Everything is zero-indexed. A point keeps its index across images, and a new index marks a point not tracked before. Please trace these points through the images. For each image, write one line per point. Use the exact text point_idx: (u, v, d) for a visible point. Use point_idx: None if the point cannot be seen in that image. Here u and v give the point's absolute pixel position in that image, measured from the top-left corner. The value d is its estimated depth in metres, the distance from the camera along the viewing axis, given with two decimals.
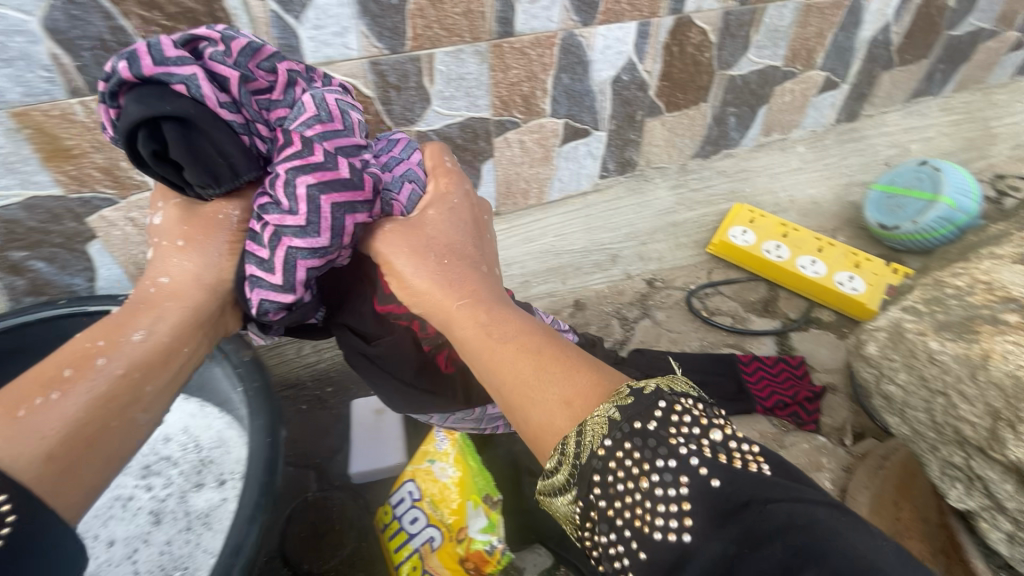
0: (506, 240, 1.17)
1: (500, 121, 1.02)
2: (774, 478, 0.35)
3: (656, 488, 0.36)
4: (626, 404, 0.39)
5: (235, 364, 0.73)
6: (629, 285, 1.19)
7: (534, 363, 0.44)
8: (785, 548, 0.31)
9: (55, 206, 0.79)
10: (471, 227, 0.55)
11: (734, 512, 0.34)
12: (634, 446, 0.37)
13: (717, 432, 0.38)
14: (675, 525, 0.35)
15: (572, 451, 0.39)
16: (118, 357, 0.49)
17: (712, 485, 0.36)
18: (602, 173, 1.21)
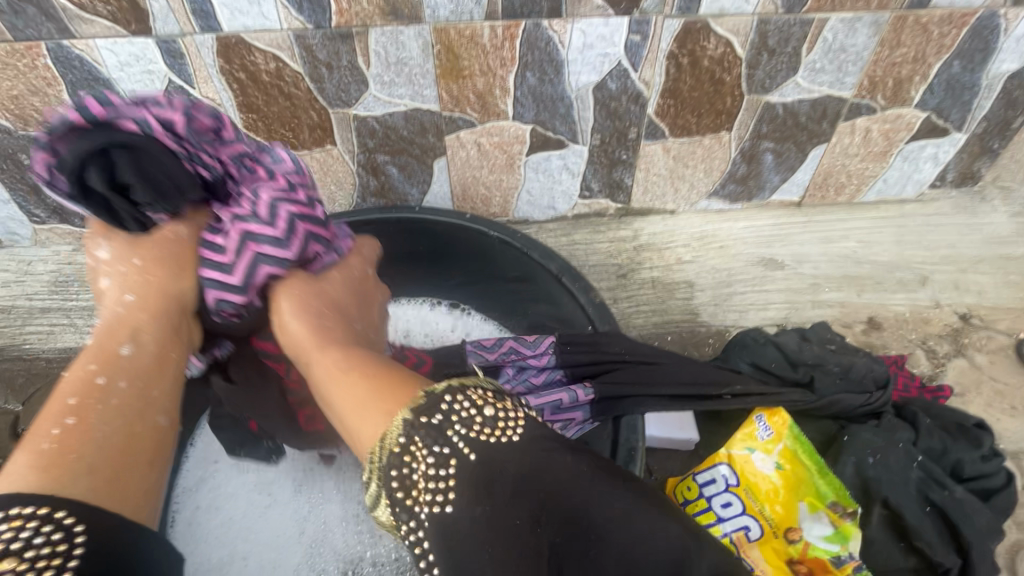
0: (803, 236, 1.07)
1: (856, 105, 0.91)
2: (515, 445, 0.46)
3: (432, 469, 0.46)
4: (417, 404, 0.48)
5: (586, 303, 0.76)
6: (939, 316, 1.02)
7: (366, 385, 0.52)
8: (530, 509, 0.43)
9: (428, 120, 0.90)
10: (357, 296, 0.69)
11: (485, 482, 0.45)
12: (419, 438, 0.47)
13: (490, 410, 0.47)
14: (442, 497, 0.46)
15: (378, 458, 0.48)
16: (116, 373, 0.51)
17: (470, 458, 0.46)
18: (935, 182, 1.06)
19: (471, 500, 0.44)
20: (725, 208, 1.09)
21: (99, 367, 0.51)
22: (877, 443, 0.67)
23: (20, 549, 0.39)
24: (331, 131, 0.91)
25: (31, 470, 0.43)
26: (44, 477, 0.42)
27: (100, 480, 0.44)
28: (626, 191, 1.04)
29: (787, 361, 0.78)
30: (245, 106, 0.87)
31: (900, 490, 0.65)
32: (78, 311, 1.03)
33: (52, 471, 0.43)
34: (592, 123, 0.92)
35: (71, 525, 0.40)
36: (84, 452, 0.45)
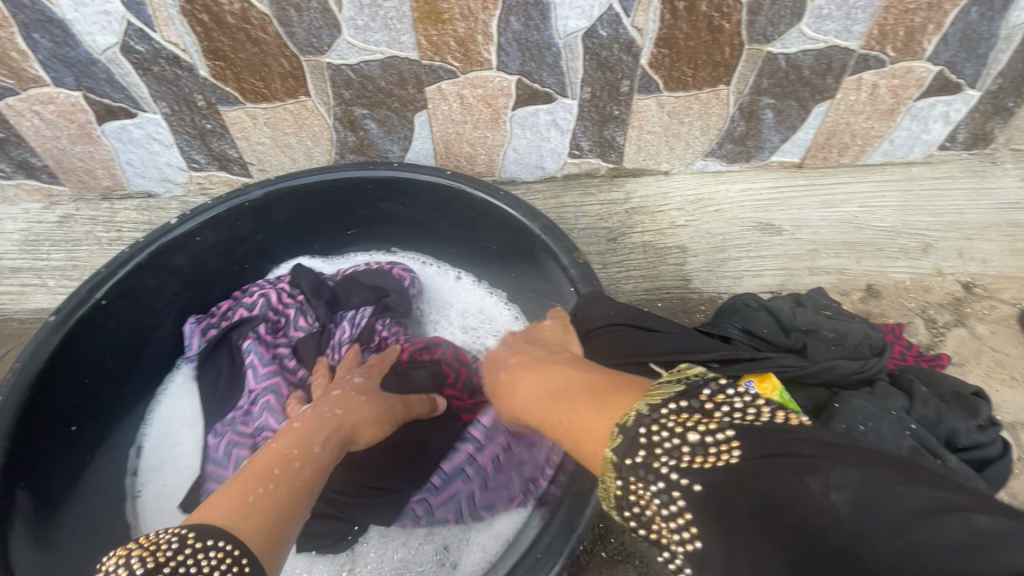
0: (803, 199, 1.03)
1: (864, 57, 0.85)
2: (740, 466, 0.37)
3: (660, 509, 0.41)
4: (616, 444, 0.44)
5: (567, 265, 0.72)
6: (941, 284, 0.98)
7: (572, 416, 0.50)
8: (777, 535, 0.33)
9: (406, 69, 0.84)
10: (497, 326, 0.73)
11: (724, 508, 0.37)
12: (637, 478, 0.42)
13: (695, 434, 0.41)
14: (684, 535, 0.39)
15: (607, 496, 0.45)
16: (311, 463, 0.57)
17: (695, 489, 0.39)
18: (944, 143, 1.00)
19: (711, 531, 0.37)
20: (722, 169, 1.04)
21: (301, 447, 0.58)
22: (872, 411, 0.62)
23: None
24: (304, 80, 0.85)
25: (237, 513, 0.49)
26: (241, 521, 0.49)
27: (264, 540, 0.49)
28: (618, 150, 0.99)
29: (779, 327, 0.76)
30: (212, 52, 0.81)
31: (894, 462, 0.60)
32: (49, 271, 0.99)
33: (245, 517, 0.49)
34: (581, 75, 0.86)
35: (239, 557, 0.47)
36: (274, 512, 0.51)
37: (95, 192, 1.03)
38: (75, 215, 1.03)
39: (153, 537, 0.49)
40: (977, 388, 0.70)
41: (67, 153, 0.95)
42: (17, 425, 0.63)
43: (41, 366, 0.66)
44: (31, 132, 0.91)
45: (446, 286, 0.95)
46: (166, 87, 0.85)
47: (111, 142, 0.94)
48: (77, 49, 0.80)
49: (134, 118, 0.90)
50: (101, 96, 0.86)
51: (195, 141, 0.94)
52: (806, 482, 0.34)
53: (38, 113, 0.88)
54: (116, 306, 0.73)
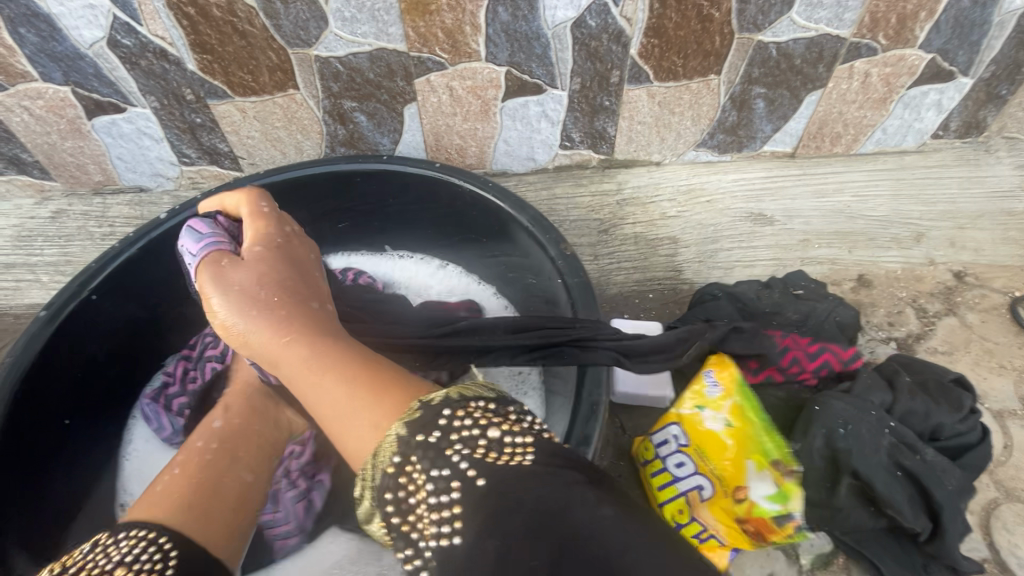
0: (795, 189, 1.02)
1: (856, 45, 0.85)
2: (531, 469, 0.38)
3: (429, 497, 0.39)
4: (412, 420, 0.42)
5: (554, 256, 0.72)
6: (932, 273, 0.98)
7: (350, 391, 0.47)
8: (531, 532, 0.34)
9: (394, 61, 0.84)
10: (292, 268, 0.58)
11: (499, 511, 0.36)
12: (416, 459, 0.41)
13: (495, 432, 0.41)
14: (447, 530, 0.37)
15: (371, 476, 0.43)
16: (213, 447, 0.62)
17: (477, 484, 0.38)
18: (937, 132, 1.00)
19: (479, 531, 0.36)
20: (714, 159, 1.04)
21: (201, 439, 0.63)
22: (849, 413, 0.62)
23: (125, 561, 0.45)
24: (292, 73, 0.85)
25: (159, 506, 0.53)
26: (184, 513, 0.53)
27: (185, 513, 0.53)
28: (609, 142, 0.99)
29: (740, 318, 0.75)
30: (199, 45, 0.80)
31: (872, 461, 0.61)
32: (43, 266, 1.00)
33: (188, 513, 0.53)
34: (571, 66, 0.86)
35: (155, 539, 0.48)
36: (186, 495, 0.54)
37: (87, 187, 1.03)
38: (68, 210, 1.03)
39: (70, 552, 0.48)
40: (957, 374, 0.70)
41: (57, 149, 0.95)
42: (8, 419, 0.63)
43: (32, 360, 0.66)
44: (21, 127, 0.91)
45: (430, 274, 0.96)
46: (155, 81, 0.85)
47: (102, 137, 0.94)
48: (64, 43, 0.79)
49: (124, 113, 0.90)
50: (89, 91, 0.86)
51: (186, 135, 0.94)
52: (570, 511, 0.35)
53: (27, 109, 0.88)
54: (107, 302, 0.74)
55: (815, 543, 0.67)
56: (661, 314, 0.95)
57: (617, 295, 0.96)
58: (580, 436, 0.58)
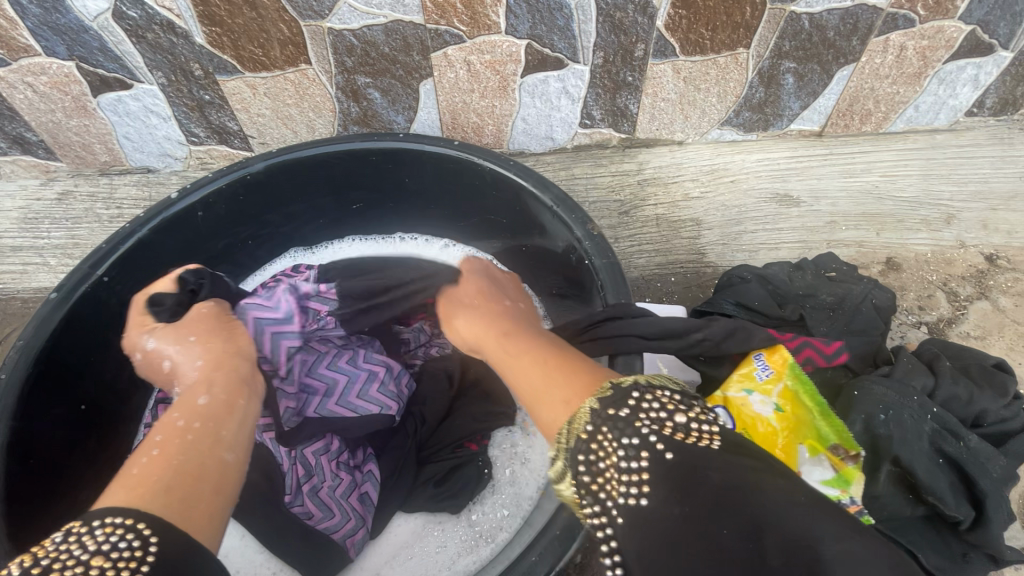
0: (822, 169, 0.99)
1: (894, 16, 0.80)
2: (713, 453, 0.40)
3: (620, 462, 0.42)
4: (603, 396, 0.45)
5: (581, 236, 0.69)
6: (963, 256, 0.94)
7: (549, 369, 0.51)
8: (722, 511, 0.36)
9: (410, 34, 0.81)
10: (487, 281, 0.73)
11: (685, 483, 0.38)
12: (607, 431, 0.43)
13: (679, 416, 0.43)
14: (635, 491, 0.40)
15: (566, 440, 0.45)
16: (190, 415, 0.53)
17: (665, 458, 0.40)
18: (971, 110, 0.96)
19: (666, 496, 0.39)
20: (738, 138, 1.00)
21: (181, 414, 0.53)
22: (890, 397, 0.60)
23: (102, 549, 0.40)
24: (304, 47, 0.82)
25: (128, 489, 0.44)
26: (128, 493, 0.44)
27: (172, 498, 0.44)
28: (631, 120, 0.96)
29: (772, 300, 0.73)
30: (207, 17, 0.77)
31: (914, 447, 0.59)
32: (50, 249, 0.98)
33: (137, 489, 0.44)
34: (594, 39, 0.82)
35: (133, 524, 0.41)
36: (171, 476, 0.46)
37: (92, 167, 1.01)
38: (74, 191, 1.01)
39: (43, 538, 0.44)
40: (997, 359, 0.67)
41: (62, 127, 0.92)
42: (22, 404, 0.61)
43: (45, 343, 0.64)
44: (24, 105, 0.88)
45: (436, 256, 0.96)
46: (162, 55, 0.82)
47: (108, 115, 0.91)
48: (67, 15, 0.76)
49: (130, 90, 0.87)
50: (94, 66, 0.83)
51: (194, 113, 0.91)
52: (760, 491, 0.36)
53: (30, 85, 0.85)
54: (119, 283, 0.71)
55: None
56: (683, 298, 0.93)
57: (637, 280, 0.94)
58: None
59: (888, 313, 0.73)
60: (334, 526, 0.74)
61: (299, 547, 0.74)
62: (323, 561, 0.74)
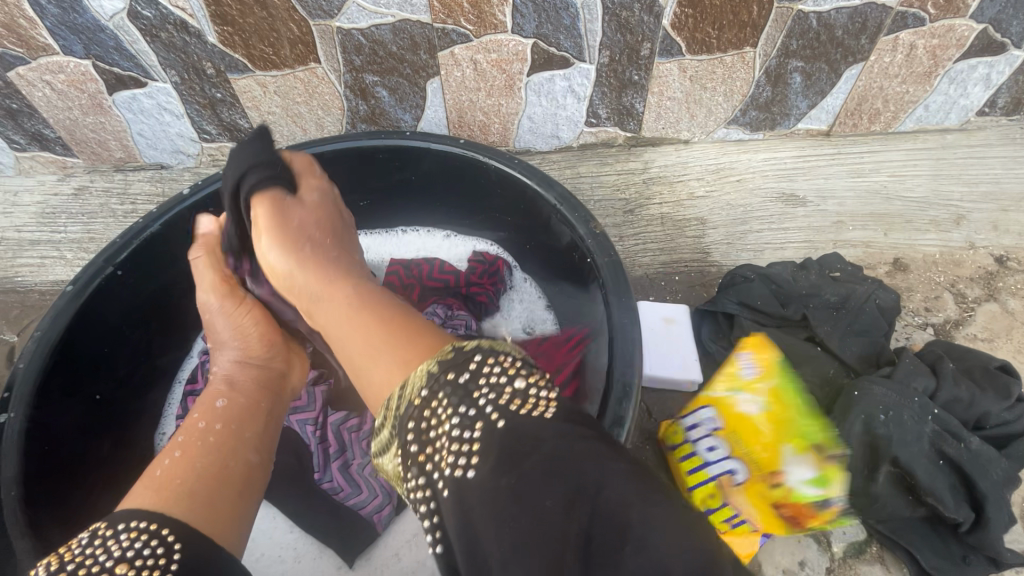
0: (830, 168, 0.99)
1: (903, 15, 0.80)
2: (549, 423, 0.38)
3: (454, 430, 0.39)
4: (444, 359, 0.42)
5: (585, 234, 0.69)
6: (972, 258, 0.94)
7: (382, 330, 0.49)
8: (558, 487, 0.34)
9: (417, 33, 0.82)
10: (328, 221, 0.63)
11: (514, 454, 0.37)
12: (444, 396, 0.40)
13: (518, 381, 0.40)
14: (463, 462, 0.38)
15: (396, 406, 0.43)
16: (212, 415, 0.56)
17: (497, 426, 0.39)
18: (982, 109, 0.95)
19: (493, 469, 0.37)
20: (745, 137, 1.00)
21: (202, 415, 0.56)
22: (890, 398, 0.60)
23: (126, 556, 0.42)
24: (313, 46, 0.83)
25: (152, 491, 0.48)
26: (154, 495, 0.47)
27: (198, 505, 0.47)
28: (636, 118, 0.96)
29: (776, 298, 0.73)
30: (219, 16, 0.78)
31: (913, 448, 0.59)
32: (67, 243, 1.00)
33: (161, 492, 0.47)
34: (599, 38, 0.82)
35: (157, 530, 0.44)
36: (195, 480, 0.49)
37: (108, 164, 1.03)
38: (90, 187, 1.03)
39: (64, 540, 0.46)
40: (1003, 361, 0.67)
41: (79, 124, 0.95)
42: (40, 394, 0.63)
43: (61, 335, 0.66)
44: (43, 102, 0.91)
45: (442, 249, 0.97)
46: (175, 54, 0.84)
47: (123, 112, 0.93)
48: (84, 15, 0.78)
49: (145, 88, 0.89)
50: (110, 64, 0.85)
51: (206, 111, 0.93)
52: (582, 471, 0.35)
53: (49, 83, 0.88)
54: (132, 277, 0.73)
55: (849, 531, 0.66)
56: (687, 297, 0.92)
57: (642, 278, 0.94)
58: (613, 417, 0.56)
59: (893, 315, 0.73)
60: (364, 498, 0.77)
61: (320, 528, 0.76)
62: (349, 537, 0.75)
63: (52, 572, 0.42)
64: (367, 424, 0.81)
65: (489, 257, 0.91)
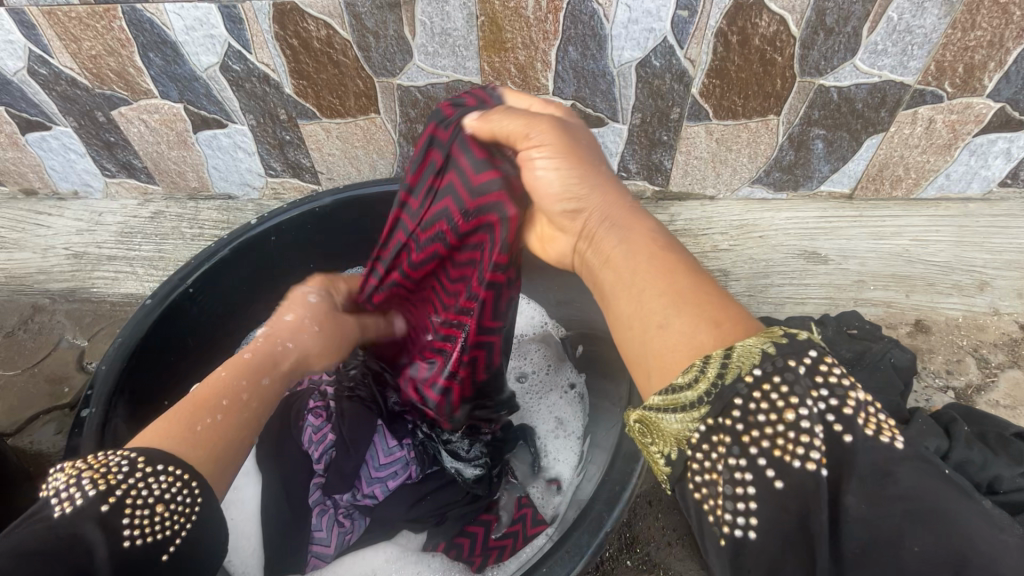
0: (852, 230, 1.02)
1: (920, 93, 0.85)
2: (905, 456, 0.33)
3: (802, 420, 0.36)
4: (780, 342, 0.38)
5: None
6: (996, 323, 0.95)
7: (676, 288, 0.43)
8: (914, 525, 0.31)
9: (468, 92, 0.91)
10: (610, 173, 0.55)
11: (874, 475, 0.33)
12: (783, 381, 0.37)
13: (858, 393, 0.36)
14: (815, 458, 0.35)
15: (718, 376, 0.38)
16: (270, 373, 0.65)
17: (844, 441, 0.35)
18: (1004, 180, 0.98)
19: (856, 494, 0.33)
20: (769, 197, 1.05)
21: (264, 376, 0.64)
22: None
23: (164, 498, 0.47)
24: (375, 99, 0.94)
25: (181, 440, 0.51)
26: (173, 438, 0.51)
27: (216, 468, 0.52)
28: (664, 174, 1.02)
29: None
30: (298, 72, 0.90)
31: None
32: (139, 260, 1.11)
33: (195, 444, 0.51)
34: (633, 102, 0.90)
35: (189, 480, 0.49)
36: (220, 446, 0.53)
37: (183, 192, 1.15)
38: (165, 212, 1.15)
39: (104, 458, 0.49)
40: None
41: (164, 157, 1.07)
42: (114, 397, 0.70)
43: (137, 343, 0.73)
44: (137, 137, 1.03)
45: None
46: (255, 101, 0.95)
47: (203, 149, 1.05)
48: (184, 66, 0.91)
49: (225, 128, 1.01)
50: (198, 108, 0.97)
51: (274, 150, 1.04)
52: (898, 473, 0.33)
53: (144, 121, 1.01)
54: (199, 295, 0.81)
55: None
56: None
57: None
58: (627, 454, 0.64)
59: (911, 376, 0.75)
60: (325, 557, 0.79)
61: (293, 537, 0.79)
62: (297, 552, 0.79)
63: (99, 493, 0.46)
64: (384, 486, 0.80)
65: (477, 183, 0.61)
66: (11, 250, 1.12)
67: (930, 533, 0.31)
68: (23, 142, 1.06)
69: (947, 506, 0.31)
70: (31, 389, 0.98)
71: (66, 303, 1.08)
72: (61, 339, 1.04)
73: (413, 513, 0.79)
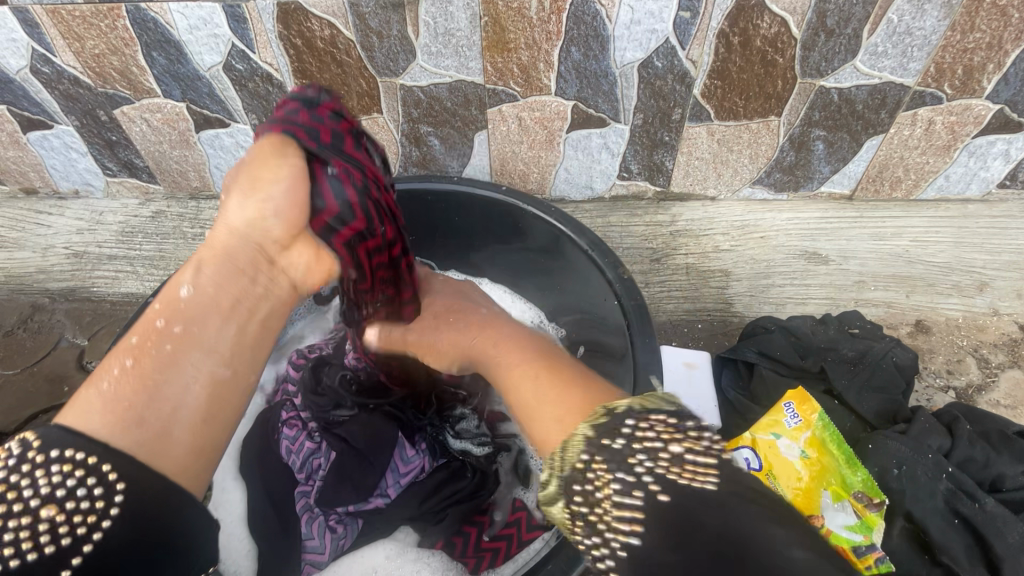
0: (852, 232, 1.03)
1: (920, 94, 0.86)
2: (710, 495, 0.39)
3: (616, 492, 0.42)
4: (598, 422, 0.46)
5: (612, 279, 0.76)
6: (996, 324, 0.95)
7: (540, 390, 0.54)
8: (713, 557, 0.35)
9: (471, 92, 0.92)
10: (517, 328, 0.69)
11: (683, 525, 0.38)
12: (600, 456, 0.44)
13: (675, 446, 0.42)
14: (632, 525, 0.40)
15: (559, 462, 0.46)
16: (193, 281, 0.52)
17: (659, 498, 0.40)
18: (1003, 181, 0.99)
19: (669, 543, 0.38)
20: (769, 197, 1.06)
21: (164, 307, 0.51)
22: (903, 452, 0.64)
23: (58, 494, 0.43)
24: (378, 99, 0.94)
25: (98, 408, 0.45)
26: (87, 412, 0.45)
27: (148, 429, 0.45)
28: (666, 174, 1.03)
29: (796, 350, 0.77)
30: (301, 72, 0.90)
31: (927, 504, 0.62)
32: (140, 260, 1.10)
33: (112, 408, 0.45)
34: (635, 102, 0.90)
35: (98, 463, 0.43)
36: (137, 398, 0.46)
37: (185, 192, 1.15)
38: (166, 211, 1.15)
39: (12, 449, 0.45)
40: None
41: (166, 156, 1.07)
42: None
43: None
44: (139, 136, 1.03)
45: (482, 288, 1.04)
46: (258, 101, 0.96)
47: (205, 148, 1.05)
48: (187, 66, 0.91)
49: (227, 127, 1.01)
50: (201, 107, 0.97)
51: None
52: (706, 517, 0.37)
53: (146, 120, 1.01)
54: None
55: None
56: (708, 344, 0.97)
57: (666, 322, 0.99)
58: None
59: (913, 373, 0.74)
60: (320, 564, 0.77)
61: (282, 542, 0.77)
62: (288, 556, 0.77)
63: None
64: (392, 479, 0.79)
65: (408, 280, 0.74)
66: (11, 249, 1.12)
67: (729, 566, 0.34)
68: (23, 140, 1.06)
69: (744, 533, 0.35)
70: (31, 388, 0.98)
71: (66, 302, 1.08)
72: (61, 338, 1.04)
73: (425, 508, 0.78)
